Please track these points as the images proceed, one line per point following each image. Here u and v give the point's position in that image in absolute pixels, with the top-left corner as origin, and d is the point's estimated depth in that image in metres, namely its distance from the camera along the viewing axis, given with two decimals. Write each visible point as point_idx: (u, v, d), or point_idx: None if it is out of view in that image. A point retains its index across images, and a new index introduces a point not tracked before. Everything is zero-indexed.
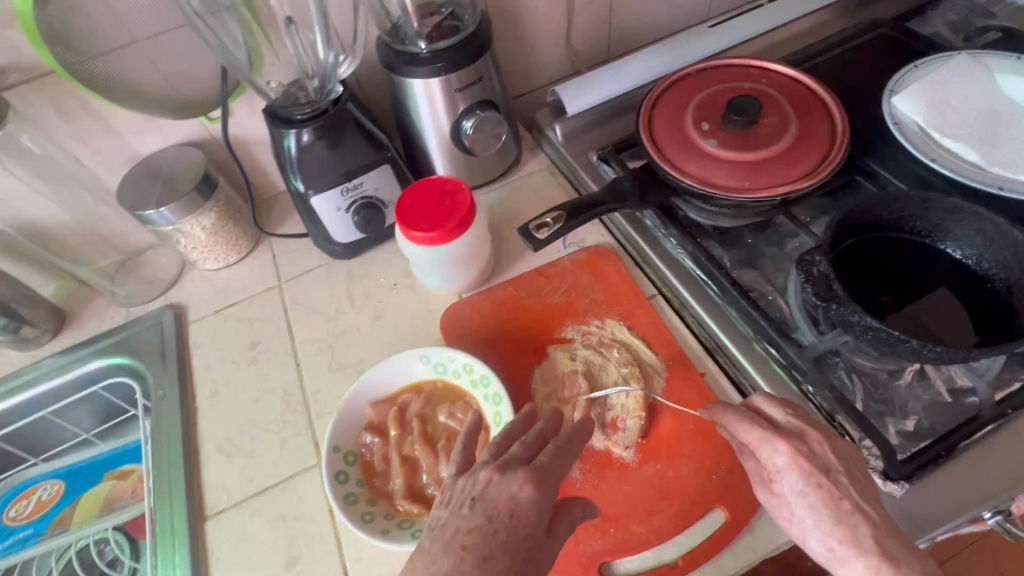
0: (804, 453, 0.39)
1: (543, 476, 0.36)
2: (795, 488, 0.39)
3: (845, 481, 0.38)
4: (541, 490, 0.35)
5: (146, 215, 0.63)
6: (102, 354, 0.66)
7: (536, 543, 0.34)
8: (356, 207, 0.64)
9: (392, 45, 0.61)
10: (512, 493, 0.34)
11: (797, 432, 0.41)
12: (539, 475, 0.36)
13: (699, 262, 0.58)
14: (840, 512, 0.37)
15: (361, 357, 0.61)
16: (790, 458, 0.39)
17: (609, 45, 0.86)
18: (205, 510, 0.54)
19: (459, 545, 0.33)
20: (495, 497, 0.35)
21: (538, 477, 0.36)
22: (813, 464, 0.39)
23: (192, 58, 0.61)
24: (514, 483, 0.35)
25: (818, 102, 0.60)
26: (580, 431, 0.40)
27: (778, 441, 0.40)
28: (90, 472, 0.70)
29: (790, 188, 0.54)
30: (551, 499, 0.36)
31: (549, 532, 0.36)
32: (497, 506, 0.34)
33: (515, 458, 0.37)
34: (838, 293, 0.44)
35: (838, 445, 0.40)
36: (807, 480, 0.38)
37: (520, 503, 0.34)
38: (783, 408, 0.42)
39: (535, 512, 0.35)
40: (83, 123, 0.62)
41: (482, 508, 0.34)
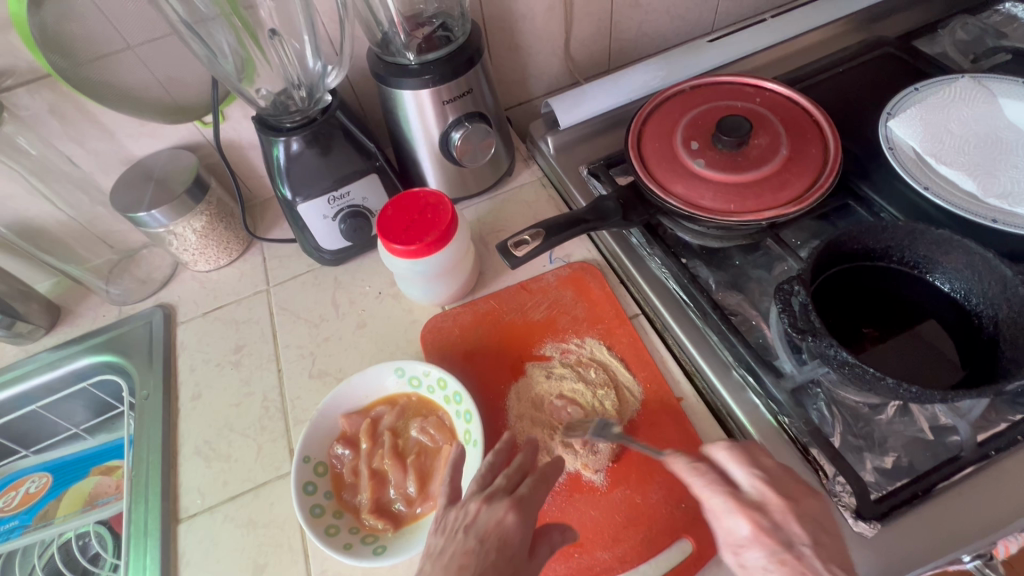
0: (765, 528, 0.36)
1: (525, 505, 0.39)
2: (758, 563, 0.35)
3: (809, 553, 0.35)
4: (522, 516, 0.38)
5: (138, 217, 0.64)
6: (92, 352, 0.67)
7: (522, 562, 0.37)
8: (343, 216, 0.65)
9: (381, 56, 0.61)
10: (497, 520, 0.38)
11: (757, 500, 0.37)
12: (520, 503, 0.39)
13: (682, 284, 0.57)
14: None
15: (341, 365, 0.62)
16: (750, 531, 0.36)
17: (608, 56, 0.85)
18: (180, 513, 0.54)
19: (456, 564, 0.35)
20: (482, 523, 0.38)
21: (519, 506, 0.39)
22: (774, 538, 0.36)
23: (184, 64, 0.61)
24: (498, 511, 0.38)
25: (811, 123, 0.58)
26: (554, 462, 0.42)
27: (736, 511, 0.37)
28: (79, 466, 0.72)
29: (776, 212, 0.53)
30: (530, 528, 0.39)
31: (531, 555, 0.39)
32: (483, 532, 0.37)
33: (500, 489, 0.40)
34: (816, 325, 0.43)
35: (802, 511, 0.37)
36: (770, 557, 0.35)
37: (506, 528, 0.37)
38: (744, 466, 0.38)
39: (519, 534, 0.38)
40: (79, 125, 0.63)
41: (472, 533, 0.37)
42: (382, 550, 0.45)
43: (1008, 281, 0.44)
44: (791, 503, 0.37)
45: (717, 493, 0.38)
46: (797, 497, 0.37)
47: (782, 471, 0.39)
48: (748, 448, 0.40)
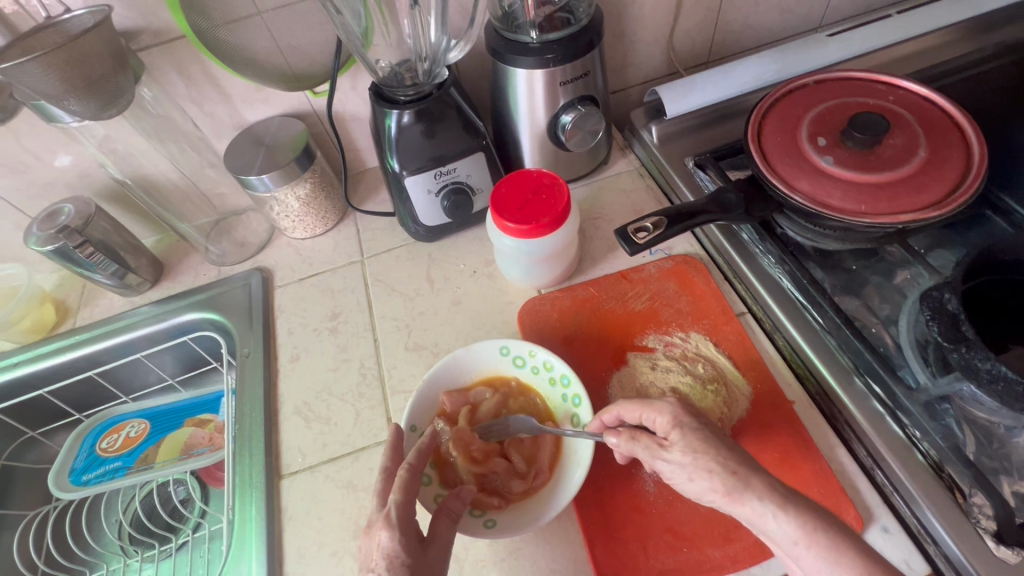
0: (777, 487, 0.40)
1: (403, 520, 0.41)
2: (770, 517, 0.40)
3: None
4: (395, 531, 0.40)
5: (248, 180, 0.66)
6: (195, 308, 0.70)
7: (415, 561, 0.40)
8: (446, 192, 0.65)
9: (502, 32, 0.60)
10: (375, 544, 0.40)
11: None
12: (390, 518, 0.41)
13: (799, 284, 0.55)
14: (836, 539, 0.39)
15: (437, 340, 0.62)
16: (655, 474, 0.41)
17: (711, 47, 0.83)
18: (281, 469, 0.56)
19: None
20: (370, 551, 0.40)
21: (391, 523, 0.41)
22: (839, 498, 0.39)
23: (306, 32, 0.62)
24: (376, 536, 0.40)
25: (952, 125, 0.55)
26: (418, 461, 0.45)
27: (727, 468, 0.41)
28: (173, 416, 0.74)
29: (913, 217, 0.50)
30: (415, 529, 0.41)
31: (428, 546, 0.42)
32: (374, 558, 0.40)
33: (375, 511, 0.43)
34: (968, 335, 0.41)
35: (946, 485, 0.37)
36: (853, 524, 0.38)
37: (385, 550, 0.40)
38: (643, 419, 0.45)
39: (403, 546, 0.40)
40: (202, 87, 0.65)
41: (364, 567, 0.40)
42: (493, 524, 0.46)
43: None
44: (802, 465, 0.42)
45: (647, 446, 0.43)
46: None
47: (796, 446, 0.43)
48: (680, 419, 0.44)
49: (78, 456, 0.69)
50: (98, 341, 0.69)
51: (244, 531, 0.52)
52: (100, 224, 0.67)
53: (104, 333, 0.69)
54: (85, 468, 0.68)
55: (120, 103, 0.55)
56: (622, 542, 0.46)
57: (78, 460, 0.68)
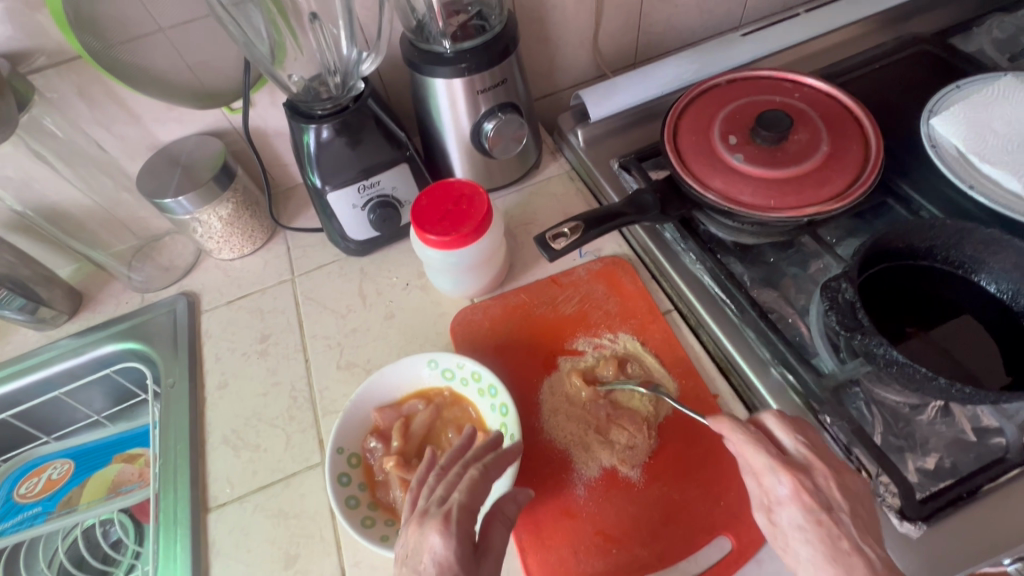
0: (805, 487, 0.37)
1: (458, 522, 0.38)
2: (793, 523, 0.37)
3: (846, 518, 0.36)
4: (451, 535, 0.37)
5: (164, 204, 0.63)
6: (115, 339, 0.67)
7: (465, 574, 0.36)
8: (372, 205, 0.64)
9: (416, 43, 0.60)
10: (428, 545, 0.37)
11: (804, 463, 0.39)
12: (448, 521, 0.38)
13: (718, 280, 0.56)
14: (838, 551, 0.35)
15: (370, 357, 0.61)
16: (792, 489, 0.38)
17: (636, 49, 0.84)
18: (208, 502, 0.54)
19: None
20: (418, 547, 0.37)
21: (448, 523, 0.38)
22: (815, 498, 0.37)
23: (214, 49, 0.60)
24: (428, 535, 0.37)
25: (852, 120, 0.57)
26: (494, 462, 0.42)
27: (781, 471, 0.38)
28: (100, 453, 0.71)
29: (817, 210, 0.52)
30: (472, 533, 0.38)
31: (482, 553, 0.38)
32: (422, 558, 0.37)
33: (434, 502, 0.40)
34: (863, 323, 0.43)
35: (845, 481, 0.38)
36: (806, 517, 0.36)
37: (438, 554, 0.36)
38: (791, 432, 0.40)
39: (456, 555, 0.36)
40: (108, 109, 0.62)
41: (411, 564, 0.37)
42: None
43: None
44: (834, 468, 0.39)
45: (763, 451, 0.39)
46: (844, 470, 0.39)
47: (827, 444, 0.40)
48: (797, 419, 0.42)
49: None
50: (10, 380, 0.65)
51: (168, 571, 0.50)
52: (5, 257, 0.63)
53: (15, 372, 0.65)
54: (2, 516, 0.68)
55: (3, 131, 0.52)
56: (553, 549, 0.46)
57: None
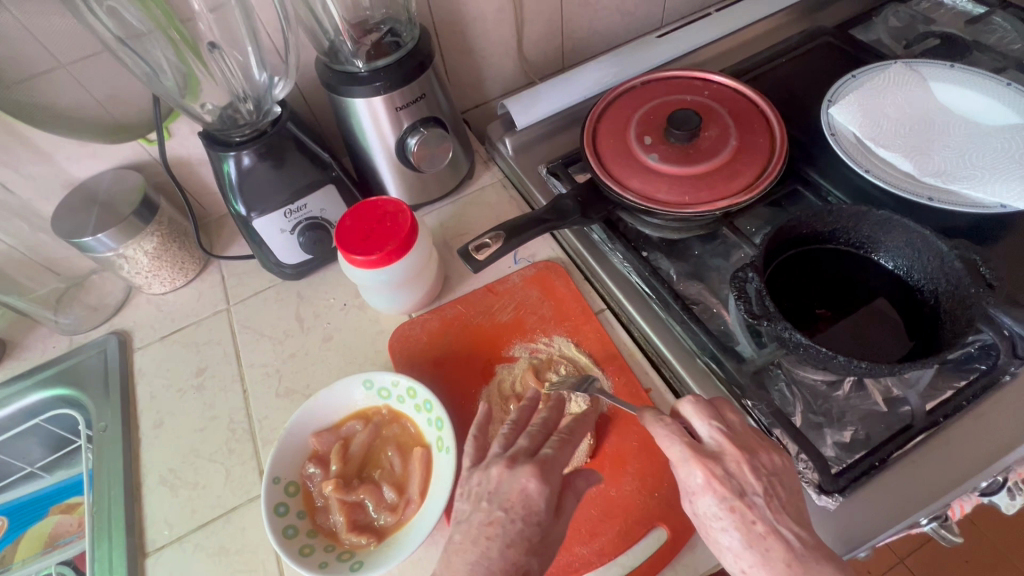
0: (718, 475, 0.39)
1: (548, 467, 0.40)
2: (711, 509, 0.39)
3: (757, 499, 0.39)
4: (546, 482, 0.39)
5: (83, 243, 0.61)
6: (42, 386, 0.64)
7: (546, 526, 0.39)
8: (301, 228, 0.63)
9: (330, 65, 0.60)
10: (521, 487, 0.39)
11: (716, 452, 0.40)
12: (544, 468, 0.40)
13: (644, 277, 0.58)
14: (754, 535, 0.38)
15: (309, 381, 0.60)
16: (705, 479, 0.39)
17: (561, 55, 0.86)
18: (146, 547, 0.52)
19: (484, 535, 0.38)
20: (508, 491, 0.39)
21: (543, 471, 0.40)
22: (728, 486, 0.39)
23: (123, 82, 0.59)
24: (522, 479, 0.39)
25: (757, 114, 0.60)
26: (579, 426, 0.44)
27: (692, 462, 0.40)
28: (37, 506, 0.69)
29: (729, 202, 0.54)
30: (558, 485, 0.40)
31: (559, 508, 0.41)
32: (511, 498, 0.39)
33: (522, 453, 0.42)
34: (770, 310, 0.45)
35: (755, 460, 0.40)
36: (721, 504, 0.38)
37: (531, 494, 0.39)
38: (707, 420, 0.42)
39: (543, 499, 0.39)
40: (14, 149, 0.60)
41: (498, 502, 0.39)
42: (359, 566, 0.45)
43: (945, 257, 0.46)
44: (748, 454, 0.40)
45: (677, 442, 0.40)
46: (758, 449, 0.41)
47: (747, 427, 0.43)
48: (716, 404, 0.43)
49: None
50: None
51: None
52: None
53: None
54: None
55: None
56: None
57: None
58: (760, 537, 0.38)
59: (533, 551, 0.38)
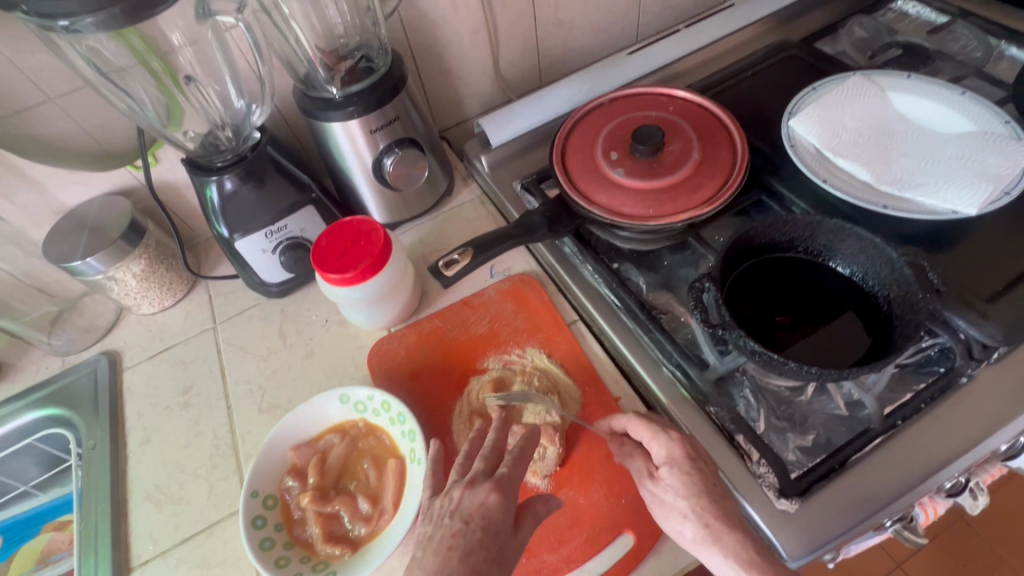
0: (677, 443, 0.45)
1: (505, 484, 0.41)
2: (671, 478, 0.44)
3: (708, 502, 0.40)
4: (504, 495, 0.40)
5: (73, 267, 0.63)
6: (35, 406, 0.66)
7: (505, 537, 0.39)
8: (282, 248, 0.65)
9: (306, 92, 0.62)
10: (480, 501, 0.39)
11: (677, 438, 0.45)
12: (501, 483, 0.41)
13: (612, 288, 0.59)
14: (699, 494, 0.42)
15: (291, 396, 0.62)
16: None
17: (539, 73, 0.88)
18: (132, 561, 0.54)
19: (446, 546, 0.37)
20: (470, 504, 0.39)
21: (500, 487, 0.41)
22: (685, 454, 0.45)
23: (109, 114, 0.61)
24: (481, 493, 0.40)
25: (720, 127, 0.62)
26: (532, 438, 0.45)
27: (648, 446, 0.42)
28: (30, 524, 0.70)
29: (691, 214, 0.56)
30: (515, 501, 0.41)
31: (517, 526, 0.40)
32: (472, 512, 0.39)
33: (480, 473, 0.42)
34: (725, 318, 0.46)
35: None
36: (677, 470, 0.44)
37: (490, 507, 0.39)
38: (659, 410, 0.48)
39: (502, 512, 0.39)
40: (7, 180, 0.63)
41: (458, 515, 0.39)
42: None
43: (895, 263, 0.48)
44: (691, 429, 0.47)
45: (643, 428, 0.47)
46: None
47: None
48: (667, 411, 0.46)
49: None
50: None
51: None
52: None
53: None
54: None
55: None
56: None
57: None
58: None
59: (492, 560, 0.37)
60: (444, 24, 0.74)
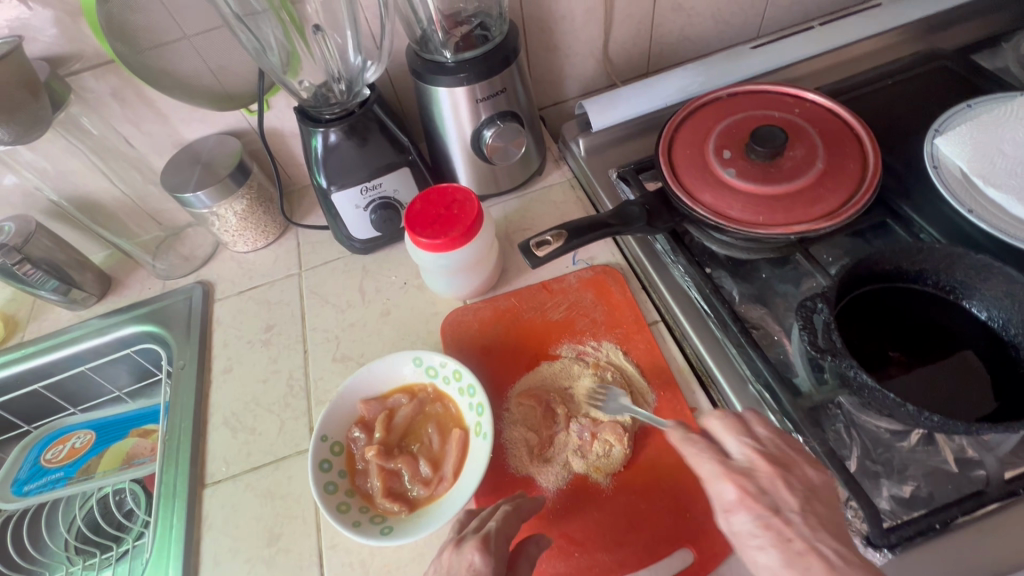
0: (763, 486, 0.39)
1: (492, 541, 0.41)
2: (746, 528, 0.38)
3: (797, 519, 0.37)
4: (489, 554, 0.40)
5: (184, 198, 0.67)
6: (135, 321, 0.71)
7: None
8: (374, 207, 0.66)
9: (420, 53, 0.62)
10: (466, 562, 0.40)
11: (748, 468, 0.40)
12: (486, 542, 0.40)
13: (704, 294, 0.56)
14: (792, 554, 0.36)
15: (363, 350, 0.64)
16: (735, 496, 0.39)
17: (648, 59, 0.84)
18: (206, 478, 0.58)
19: None
20: (456, 565, 0.40)
21: (486, 544, 0.40)
22: (762, 502, 0.38)
23: (235, 56, 0.64)
24: (467, 553, 0.40)
25: (852, 138, 0.57)
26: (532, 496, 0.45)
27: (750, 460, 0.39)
28: (120, 426, 0.76)
29: (807, 227, 0.52)
30: (504, 557, 0.41)
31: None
32: (460, 574, 0.39)
33: (471, 530, 0.43)
34: (836, 344, 0.43)
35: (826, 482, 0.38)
36: (755, 521, 0.38)
37: (476, 568, 0.39)
38: (736, 436, 0.42)
39: (490, 571, 0.39)
40: (137, 108, 0.67)
41: None
42: (389, 532, 0.47)
43: None
44: (783, 471, 0.39)
45: (708, 459, 0.41)
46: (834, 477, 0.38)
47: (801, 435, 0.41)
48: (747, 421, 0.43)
49: (22, 467, 0.73)
50: (41, 355, 0.70)
51: (163, 542, 0.54)
52: (42, 241, 0.69)
53: (48, 347, 0.71)
54: (28, 479, 0.72)
55: (38, 129, 0.60)
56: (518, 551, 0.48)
57: (22, 470, 0.73)
58: (796, 559, 0.36)
59: None
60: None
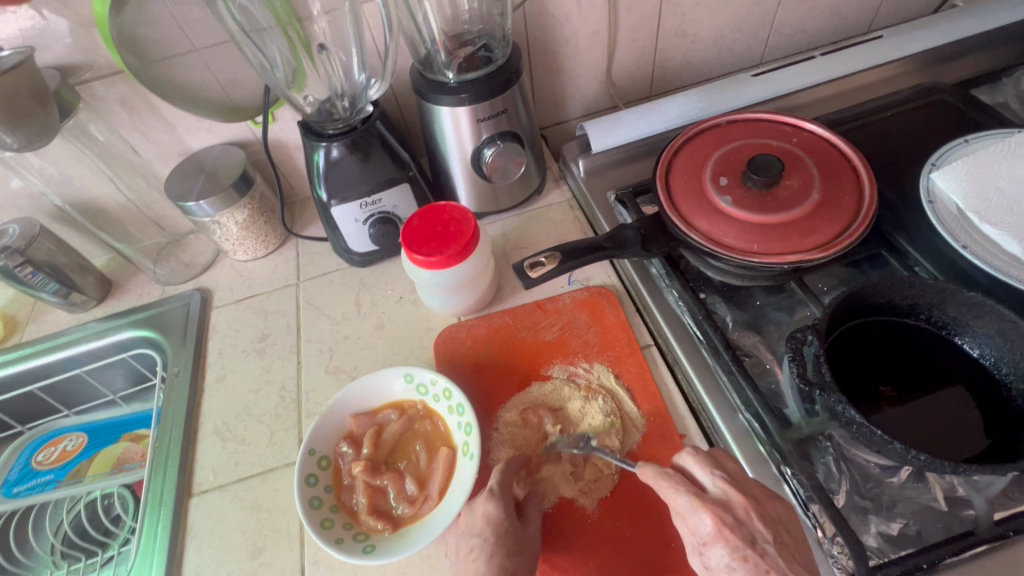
0: (728, 522, 0.39)
1: (498, 494, 0.46)
2: (722, 562, 0.38)
3: (771, 551, 0.38)
4: (499, 501, 0.46)
5: (187, 206, 0.68)
6: (132, 326, 0.72)
7: (517, 533, 0.45)
8: (373, 221, 0.67)
9: (424, 73, 0.63)
10: (482, 514, 0.45)
11: (722, 498, 0.41)
12: (493, 493, 0.46)
13: (696, 319, 0.56)
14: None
15: (356, 364, 0.64)
16: (717, 525, 0.39)
17: (651, 82, 0.85)
18: (193, 488, 0.58)
19: (469, 556, 0.44)
20: (473, 519, 0.45)
21: (493, 495, 0.46)
22: (738, 534, 0.38)
23: (242, 70, 0.65)
24: (479, 507, 0.46)
25: (848, 169, 0.57)
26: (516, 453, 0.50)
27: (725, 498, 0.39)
28: (112, 430, 0.78)
29: (801, 257, 0.52)
30: (512, 504, 0.46)
31: (526, 521, 0.47)
32: (477, 525, 0.45)
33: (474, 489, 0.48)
34: (825, 378, 0.42)
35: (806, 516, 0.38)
36: (733, 555, 0.38)
37: (490, 516, 0.45)
38: (710, 470, 0.43)
39: (504, 516, 0.45)
40: (144, 117, 0.68)
41: (470, 532, 0.45)
42: (371, 550, 0.47)
43: None
44: (755, 503, 0.40)
45: (683, 493, 0.41)
46: (761, 498, 0.41)
47: (747, 477, 0.43)
48: (715, 455, 0.44)
49: (13, 468, 0.73)
50: (38, 357, 0.71)
51: (147, 550, 0.53)
52: (45, 244, 0.70)
53: (46, 348, 0.71)
54: (18, 481, 0.73)
55: (46, 137, 0.61)
56: None
57: (12, 471, 0.73)
58: None
59: (516, 555, 0.44)
60: (566, 22, 0.73)
